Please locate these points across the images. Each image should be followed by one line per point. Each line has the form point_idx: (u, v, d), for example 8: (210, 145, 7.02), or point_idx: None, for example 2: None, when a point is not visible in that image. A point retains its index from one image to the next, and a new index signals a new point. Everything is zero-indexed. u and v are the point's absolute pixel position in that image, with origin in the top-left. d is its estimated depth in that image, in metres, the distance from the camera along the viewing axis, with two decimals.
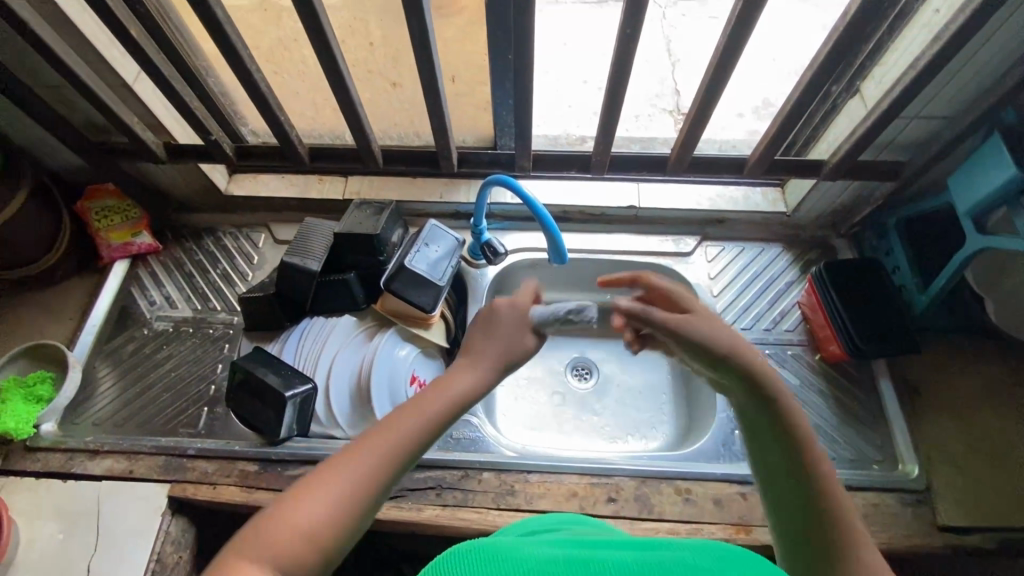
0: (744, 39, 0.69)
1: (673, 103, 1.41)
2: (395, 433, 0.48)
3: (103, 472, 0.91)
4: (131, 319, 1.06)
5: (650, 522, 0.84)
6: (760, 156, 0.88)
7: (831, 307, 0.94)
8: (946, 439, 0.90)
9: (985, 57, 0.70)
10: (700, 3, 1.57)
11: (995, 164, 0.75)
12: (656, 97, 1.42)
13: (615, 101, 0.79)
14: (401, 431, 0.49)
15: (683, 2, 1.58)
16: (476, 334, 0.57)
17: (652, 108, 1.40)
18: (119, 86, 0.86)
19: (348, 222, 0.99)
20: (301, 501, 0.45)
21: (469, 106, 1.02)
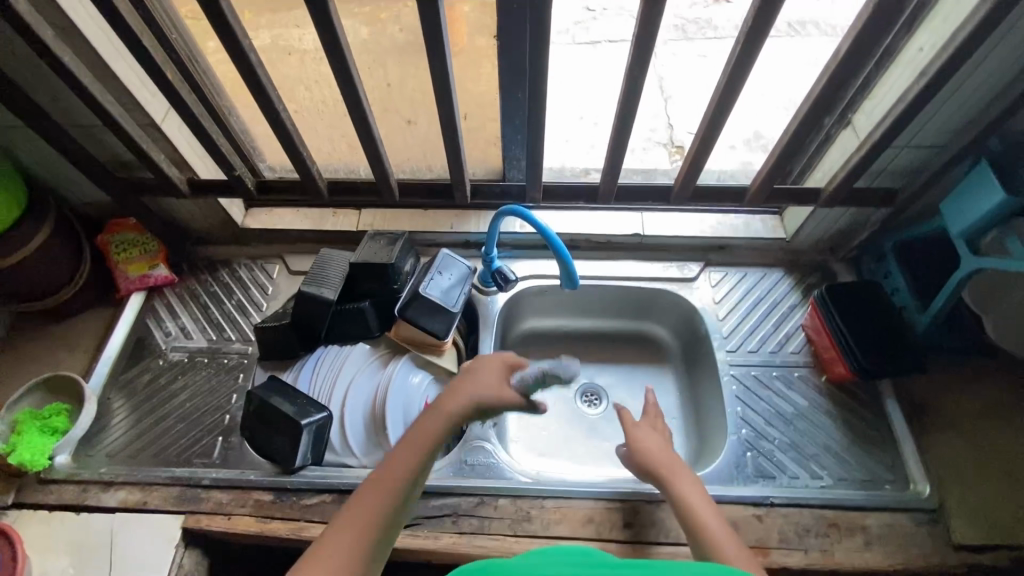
0: (742, 80, 0.74)
1: (666, 137, 1.49)
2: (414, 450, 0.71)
3: (116, 503, 0.90)
4: (146, 349, 1.08)
5: (668, 546, 0.84)
6: (761, 184, 0.92)
7: (835, 329, 0.97)
8: (957, 457, 0.91)
9: (971, 91, 0.75)
10: (689, 42, 1.64)
11: (984, 189, 0.79)
12: (651, 132, 1.49)
13: (623, 136, 0.83)
14: (399, 466, 0.69)
15: (672, 42, 1.65)
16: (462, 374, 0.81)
17: (647, 142, 1.47)
18: (148, 125, 0.90)
19: (363, 252, 1.02)
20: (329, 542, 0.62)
21: (479, 141, 1.06)
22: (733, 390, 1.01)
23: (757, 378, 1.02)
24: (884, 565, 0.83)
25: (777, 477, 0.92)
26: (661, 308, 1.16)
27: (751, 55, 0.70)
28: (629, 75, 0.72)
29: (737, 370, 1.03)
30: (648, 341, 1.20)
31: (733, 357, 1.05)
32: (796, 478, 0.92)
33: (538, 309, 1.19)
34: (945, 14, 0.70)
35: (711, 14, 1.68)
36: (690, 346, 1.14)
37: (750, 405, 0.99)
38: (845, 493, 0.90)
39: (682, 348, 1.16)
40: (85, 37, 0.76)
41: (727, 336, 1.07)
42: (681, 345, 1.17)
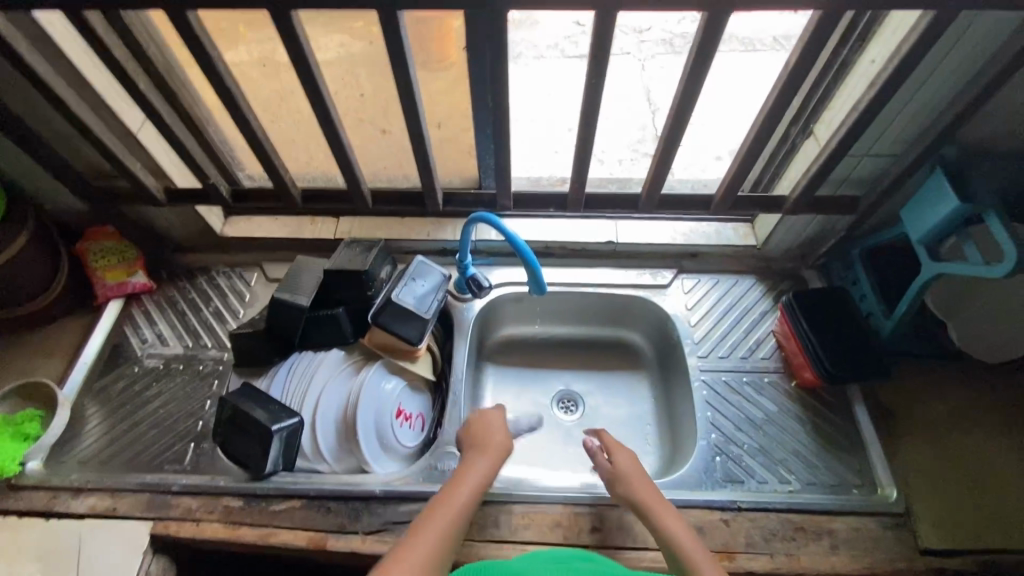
0: (694, 98, 0.76)
1: (652, 147, 1.52)
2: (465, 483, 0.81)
3: (85, 510, 0.90)
4: (122, 356, 1.08)
5: (633, 551, 0.84)
6: (725, 192, 0.93)
7: (802, 334, 0.98)
8: (923, 462, 0.92)
9: (925, 100, 0.77)
10: (676, 57, 1.67)
11: (939, 196, 0.81)
12: (637, 143, 1.52)
13: (587, 145, 0.85)
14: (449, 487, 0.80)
15: (660, 55, 1.69)
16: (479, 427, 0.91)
17: (633, 153, 1.50)
18: (124, 134, 0.92)
19: (338, 259, 1.03)
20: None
21: (454, 151, 1.08)
22: (703, 395, 1.02)
23: (727, 384, 1.03)
24: (850, 570, 0.83)
25: (745, 482, 0.92)
26: (635, 315, 1.18)
27: (701, 73, 0.72)
28: (588, 87, 0.75)
29: (708, 375, 1.04)
30: (623, 347, 1.20)
31: (703, 363, 1.06)
32: (764, 482, 0.92)
33: (515, 316, 1.20)
34: (893, 27, 0.73)
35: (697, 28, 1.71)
36: (664, 352, 1.15)
37: (719, 410, 1.00)
38: (811, 497, 0.90)
39: (657, 354, 1.17)
40: (59, 48, 0.78)
41: (699, 342, 1.08)
42: (655, 351, 1.18)
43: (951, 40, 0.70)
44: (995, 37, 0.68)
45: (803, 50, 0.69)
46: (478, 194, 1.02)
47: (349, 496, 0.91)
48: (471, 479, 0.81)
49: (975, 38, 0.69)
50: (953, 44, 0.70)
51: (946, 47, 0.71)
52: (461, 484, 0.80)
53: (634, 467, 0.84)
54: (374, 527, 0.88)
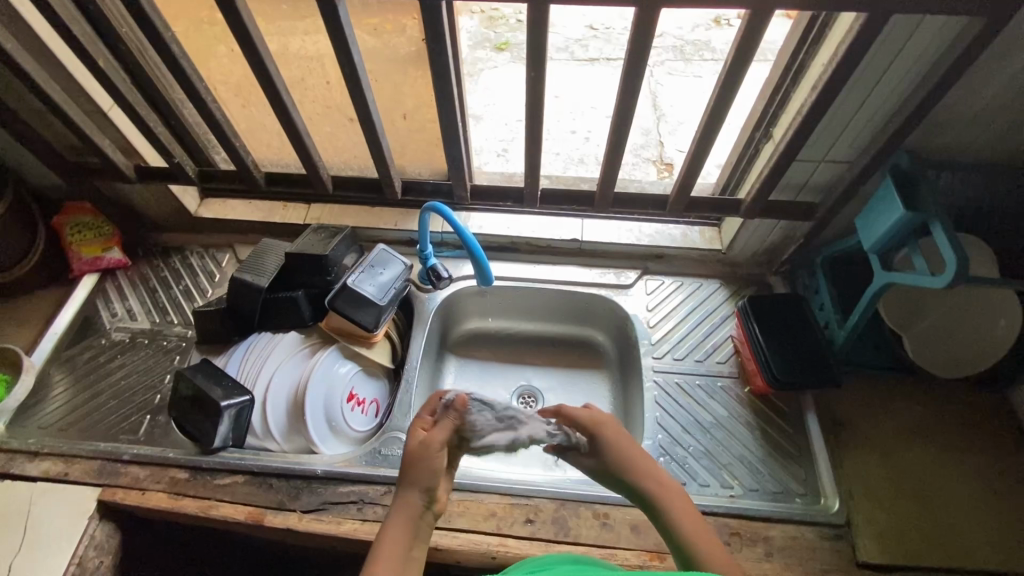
0: (635, 98, 0.76)
1: (654, 152, 1.51)
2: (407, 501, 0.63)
3: (39, 473, 0.93)
4: (92, 329, 1.11)
5: (563, 545, 0.84)
6: (678, 193, 0.93)
7: (754, 339, 0.97)
8: (869, 474, 0.91)
9: (872, 106, 0.77)
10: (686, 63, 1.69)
11: (889, 203, 0.80)
12: (638, 147, 1.51)
13: (536, 140, 0.85)
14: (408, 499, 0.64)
15: (669, 61, 1.70)
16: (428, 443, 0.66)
17: (634, 157, 1.49)
18: (95, 112, 0.95)
19: (300, 244, 1.05)
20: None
21: (422, 142, 1.10)
22: (654, 396, 1.01)
23: (679, 386, 1.02)
24: None
25: (686, 484, 0.92)
26: (598, 314, 1.17)
27: (639, 70, 0.72)
28: (531, 81, 0.75)
29: (661, 376, 1.04)
30: (586, 346, 1.20)
31: (658, 364, 1.05)
32: (705, 485, 0.91)
33: (479, 310, 1.21)
34: (839, 29, 0.72)
35: (710, 36, 1.74)
36: (624, 352, 1.15)
37: (668, 411, 0.99)
38: (750, 503, 0.89)
39: (618, 353, 1.17)
40: (26, 23, 0.81)
41: (655, 343, 1.08)
42: (617, 350, 1.18)
43: (898, 43, 0.69)
44: (937, 42, 0.67)
45: (740, 49, 0.69)
46: (436, 184, 1.04)
47: (292, 474, 0.92)
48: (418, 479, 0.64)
49: (919, 42, 0.68)
50: (898, 49, 0.70)
51: (893, 51, 0.70)
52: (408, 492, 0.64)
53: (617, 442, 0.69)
54: (312, 506, 0.89)
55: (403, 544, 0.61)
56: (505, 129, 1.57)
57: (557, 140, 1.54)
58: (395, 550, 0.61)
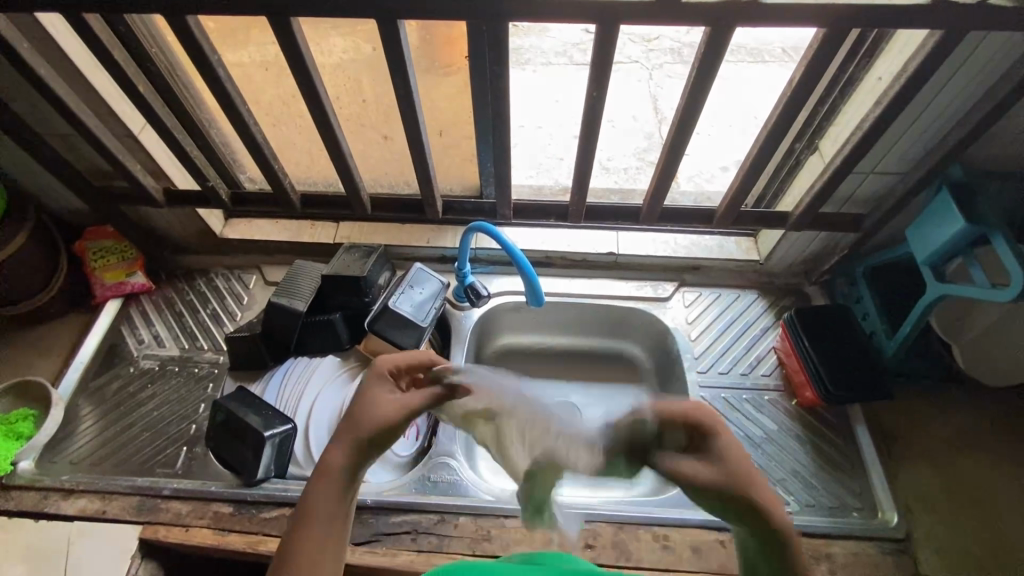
0: (694, 113, 0.76)
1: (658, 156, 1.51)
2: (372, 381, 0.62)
3: (75, 512, 0.90)
4: (119, 356, 1.08)
5: (625, 569, 0.83)
6: (727, 206, 0.92)
7: (803, 352, 0.97)
8: (924, 485, 0.90)
9: (929, 119, 0.76)
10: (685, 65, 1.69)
11: (945, 216, 0.80)
12: (642, 151, 1.51)
13: (586, 155, 0.84)
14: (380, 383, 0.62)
15: (668, 64, 1.71)
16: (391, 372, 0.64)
17: (639, 161, 1.48)
18: (125, 135, 0.92)
19: (336, 265, 1.02)
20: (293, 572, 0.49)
21: (455, 158, 1.08)
22: None
23: (725, 401, 1.02)
24: None
25: None
26: (635, 327, 1.16)
27: (701, 86, 0.72)
28: (590, 97, 0.75)
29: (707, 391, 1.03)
30: (624, 360, 1.18)
31: (703, 378, 1.04)
32: None
33: (515, 325, 1.19)
34: (900, 44, 0.72)
35: None
36: (663, 365, 1.14)
37: None
38: (809, 520, 0.87)
39: (656, 367, 1.16)
40: (60, 47, 0.78)
41: (698, 357, 1.07)
42: (655, 364, 1.16)
43: (959, 59, 0.69)
44: (1001, 58, 0.67)
45: (807, 65, 0.69)
46: (478, 202, 1.02)
47: None
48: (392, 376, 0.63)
49: (981, 61, 0.68)
50: (960, 65, 0.69)
51: (954, 67, 0.70)
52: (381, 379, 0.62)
53: (731, 452, 0.51)
54: (363, 538, 0.86)
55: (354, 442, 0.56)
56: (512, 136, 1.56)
57: (565, 147, 1.53)
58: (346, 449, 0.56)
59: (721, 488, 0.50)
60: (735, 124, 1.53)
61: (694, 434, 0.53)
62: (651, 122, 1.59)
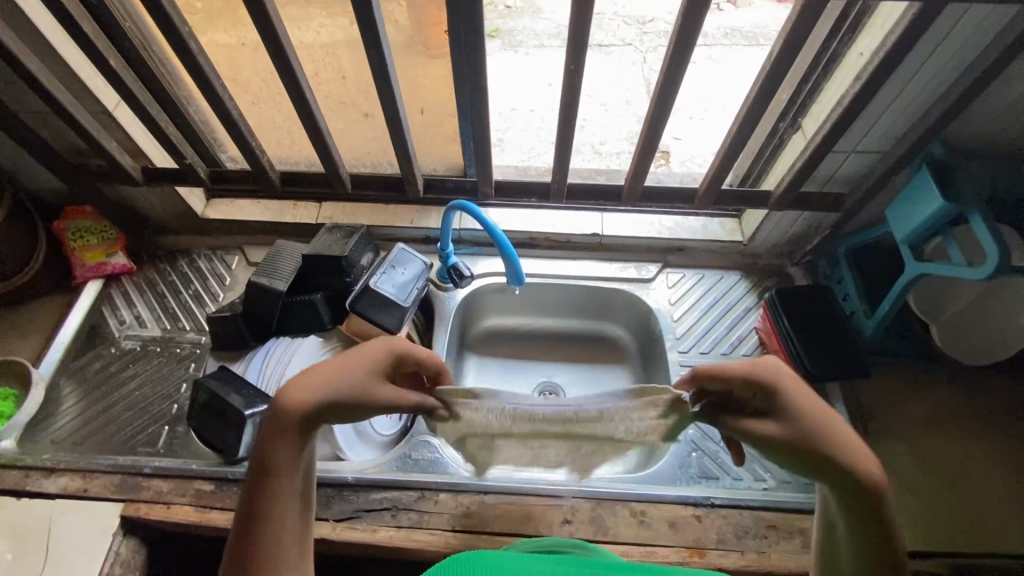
0: (672, 89, 0.76)
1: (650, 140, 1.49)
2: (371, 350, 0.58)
3: (57, 490, 0.89)
4: (100, 337, 1.07)
5: (602, 543, 0.84)
6: (708, 185, 0.92)
7: (783, 332, 0.97)
8: (898, 462, 0.92)
9: (909, 97, 0.76)
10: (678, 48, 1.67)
11: (924, 195, 0.80)
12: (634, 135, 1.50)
13: (566, 132, 0.83)
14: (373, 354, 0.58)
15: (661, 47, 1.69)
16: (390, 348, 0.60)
17: (630, 145, 1.47)
18: (100, 112, 0.91)
19: (316, 245, 1.02)
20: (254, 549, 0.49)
21: (438, 138, 1.07)
22: None
23: None
24: None
25: (720, 479, 0.91)
26: (618, 308, 1.16)
27: (680, 60, 0.71)
28: (567, 72, 0.74)
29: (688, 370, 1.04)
30: (608, 341, 1.19)
31: (684, 358, 1.05)
32: (739, 479, 0.91)
33: (499, 307, 1.18)
34: (880, 20, 0.71)
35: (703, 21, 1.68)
36: (646, 345, 1.14)
37: None
38: (785, 495, 0.89)
39: (640, 348, 1.16)
40: (29, 19, 0.77)
41: (680, 337, 1.07)
42: (639, 345, 1.16)
43: (941, 33, 0.68)
44: (981, 33, 0.66)
45: (785, 39, 0.69)
46: (459, 181, 1.02)
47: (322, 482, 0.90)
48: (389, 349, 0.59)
49: (961, 35, 0.67)
50: (941, 39, 0.69)
51: (935, 41, 0.69)
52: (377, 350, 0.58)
53: (804, 410, 0.52)
54: (344, 514, 0.87)
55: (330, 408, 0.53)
56: (502, 119, 1.54)
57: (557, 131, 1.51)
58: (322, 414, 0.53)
59: (794, 445, 0.52)
60: (726, 108, 1.52)
61: (761, 394, 0.54)
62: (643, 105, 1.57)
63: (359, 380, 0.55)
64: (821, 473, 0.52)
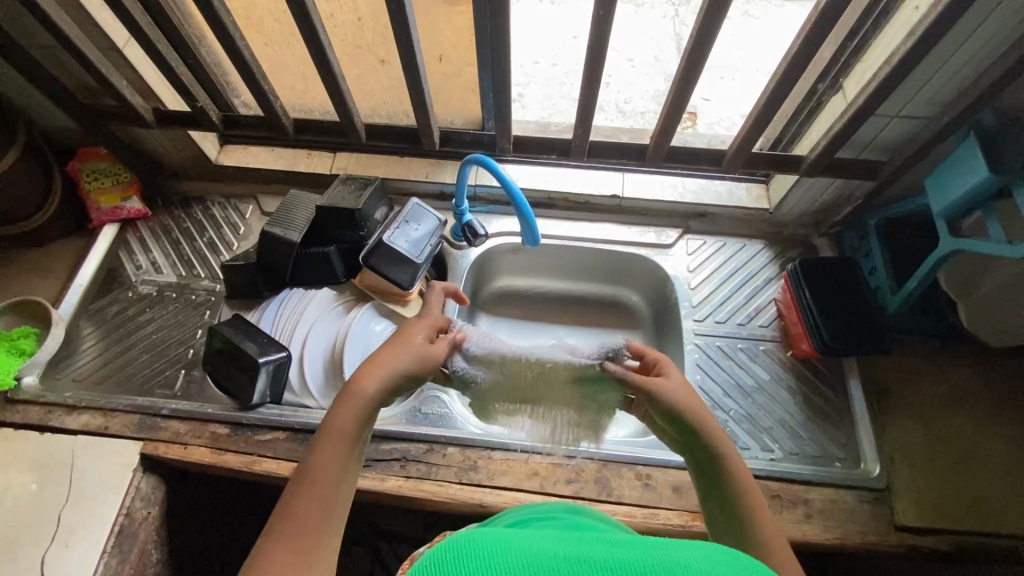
0: (708, 43, 0.71)
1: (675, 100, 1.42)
2: (337, 431, 0.60)
3: (78, 427, 0.92)
4: (117, 281, 1.08)
5: (606, 503, 0.85)
6: (739, 147, 0.88)
7: (804, 304, 0.95)
8: (910, 440, 0.91)
9: (964, 57, 0.70)
10: None
11: (968, 166, 0.75)
12: (659, 94, 1.42)
13: (592, 84, 0.79)
14: (337, 436, 0.59)
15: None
16: (346, 418, 0.61)
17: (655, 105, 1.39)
18: (110, 49, 0.88)
19: (330, 196, 1.00)
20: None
21: (456, 88, 1.02)
22: (694, 358, 1.00)
23: (720, 349, 1.01)
24: (821, 539, 0.83)
25: None
26: (635, 274, 1.14)
27: (718, 5, 0.67)
28: (596, 19, 0.69)
29: (702, 339, 1.02)
30: (621, 307, 1.17)
31: (699, 327, 1.03)
32: (746, 448, 0.91)
33: (513, 268, 1.17)
34: None
35: None
36: (660, 312, 1.12)
37: (709, 374, 0.98)
38: (792, 466, 0.89)
39: (654, 314, 1.14)
40: None
41: (696, 306, 1.05)
42: (653, 311, 1.14)
43: None
44: None
45: None
46: (477, 134, 1.00)
47: None
48: (344, 425, 0.60)
49: None
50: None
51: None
52: (335, 435, 0.59)
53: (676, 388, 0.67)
54: None
55: (332, 470, 0.58)
56: (523, 74, 1.47)
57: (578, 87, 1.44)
58: (323, 470, 0.57)
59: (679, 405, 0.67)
60: (761, 69, 1.43)
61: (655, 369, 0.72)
62: (671, 63, 1.49)
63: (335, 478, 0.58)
64: (691, 438, 0.66)
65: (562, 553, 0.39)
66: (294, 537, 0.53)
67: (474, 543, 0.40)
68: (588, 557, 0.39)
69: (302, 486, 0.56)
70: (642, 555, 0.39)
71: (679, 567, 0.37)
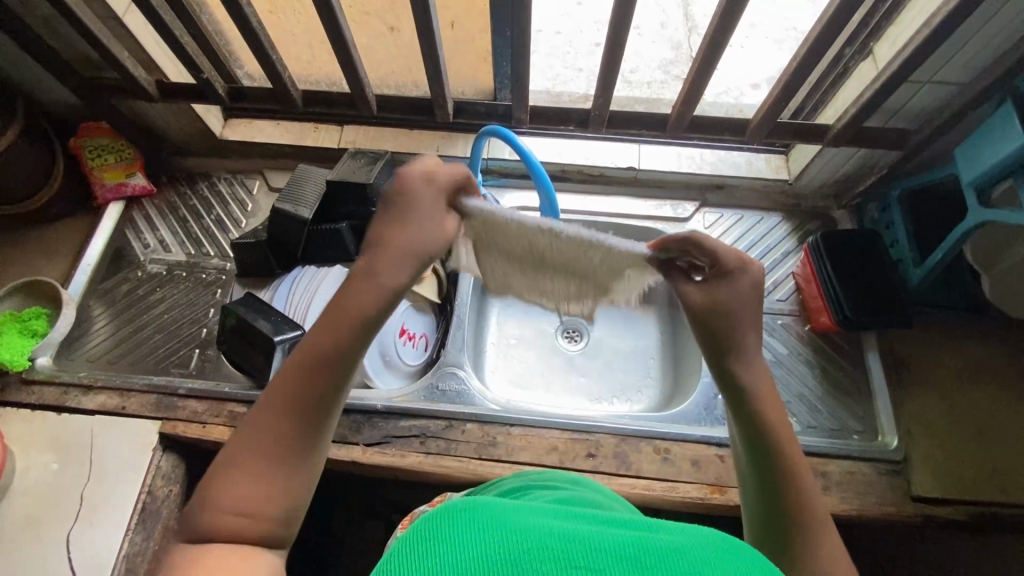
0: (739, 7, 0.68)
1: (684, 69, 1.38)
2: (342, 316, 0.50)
3: (95, 407, 0.92)
4: (125, 260, 1.07)
5: (626, 477, 0.86)
6: (764, 115, 0.85)
7: (825, 278, 0.94)
8: (928, 412, 0.91)
9: (1007, 19, 0.67)
10: None
11: (1003, 134, 0.72)
12: (668, 63, 1.37)
13: (615, 51, 0.76)
14: (340, 321, 0.50)
15: None
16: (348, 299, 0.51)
17: (664, 74, 1.35)
18: (109, 18, 0.85)
19: (340, 171, 0.97)
20: (228, 548, 0.45)
21: (468, 56, 0.99)
22: None
23: None
24: (839, 510, 0.83)
25: None
26: None
27: None
28: None
29: None
30: None
31: None
32: None
33: None
34: None
35: None
36: None
37: None
38: (810, 439, 0.89)
39: None
40: None
41: None
42: None
43: None
44: None
45: None
46: (491, 104, 0.97)
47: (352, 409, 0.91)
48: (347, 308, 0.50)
49: None
50: None
51: None
52: (337, 319, 0.50)
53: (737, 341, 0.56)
54: (375, 439, 0.89)
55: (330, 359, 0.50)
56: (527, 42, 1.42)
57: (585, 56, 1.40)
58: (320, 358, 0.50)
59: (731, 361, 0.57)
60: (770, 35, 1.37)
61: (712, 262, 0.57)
62: (679, 30, 1.44)
63: (331, 371, 0.50)
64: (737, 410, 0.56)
65: (559, 531, 0.37)
66: (276, 422, 0.48)
67: (475, 511, 0.38)
68: (583, 536, 0.36)
69: (295, 366, 0.50)
70: (640, 538, 0.37)
71: (679, 554, 0.35)
